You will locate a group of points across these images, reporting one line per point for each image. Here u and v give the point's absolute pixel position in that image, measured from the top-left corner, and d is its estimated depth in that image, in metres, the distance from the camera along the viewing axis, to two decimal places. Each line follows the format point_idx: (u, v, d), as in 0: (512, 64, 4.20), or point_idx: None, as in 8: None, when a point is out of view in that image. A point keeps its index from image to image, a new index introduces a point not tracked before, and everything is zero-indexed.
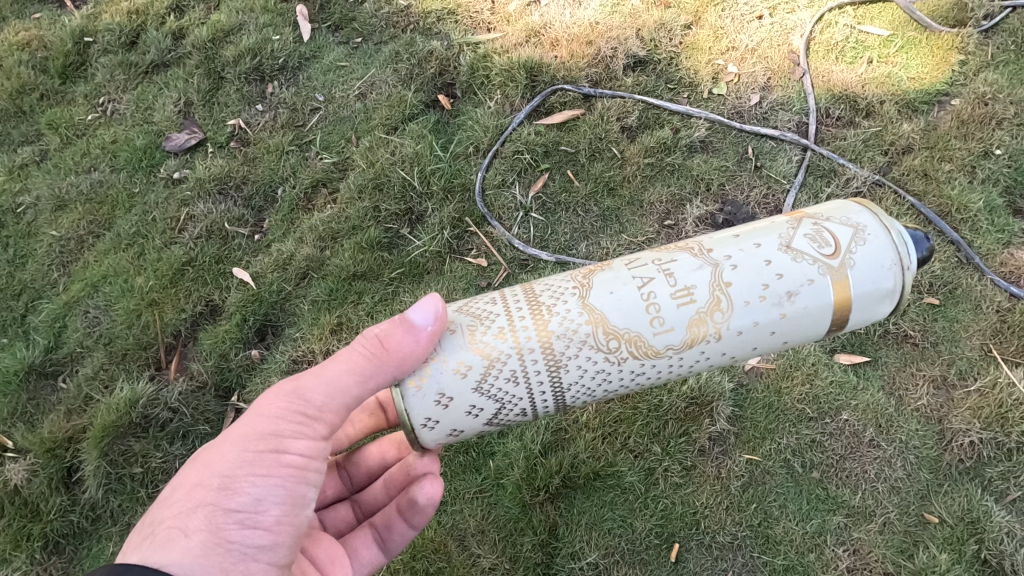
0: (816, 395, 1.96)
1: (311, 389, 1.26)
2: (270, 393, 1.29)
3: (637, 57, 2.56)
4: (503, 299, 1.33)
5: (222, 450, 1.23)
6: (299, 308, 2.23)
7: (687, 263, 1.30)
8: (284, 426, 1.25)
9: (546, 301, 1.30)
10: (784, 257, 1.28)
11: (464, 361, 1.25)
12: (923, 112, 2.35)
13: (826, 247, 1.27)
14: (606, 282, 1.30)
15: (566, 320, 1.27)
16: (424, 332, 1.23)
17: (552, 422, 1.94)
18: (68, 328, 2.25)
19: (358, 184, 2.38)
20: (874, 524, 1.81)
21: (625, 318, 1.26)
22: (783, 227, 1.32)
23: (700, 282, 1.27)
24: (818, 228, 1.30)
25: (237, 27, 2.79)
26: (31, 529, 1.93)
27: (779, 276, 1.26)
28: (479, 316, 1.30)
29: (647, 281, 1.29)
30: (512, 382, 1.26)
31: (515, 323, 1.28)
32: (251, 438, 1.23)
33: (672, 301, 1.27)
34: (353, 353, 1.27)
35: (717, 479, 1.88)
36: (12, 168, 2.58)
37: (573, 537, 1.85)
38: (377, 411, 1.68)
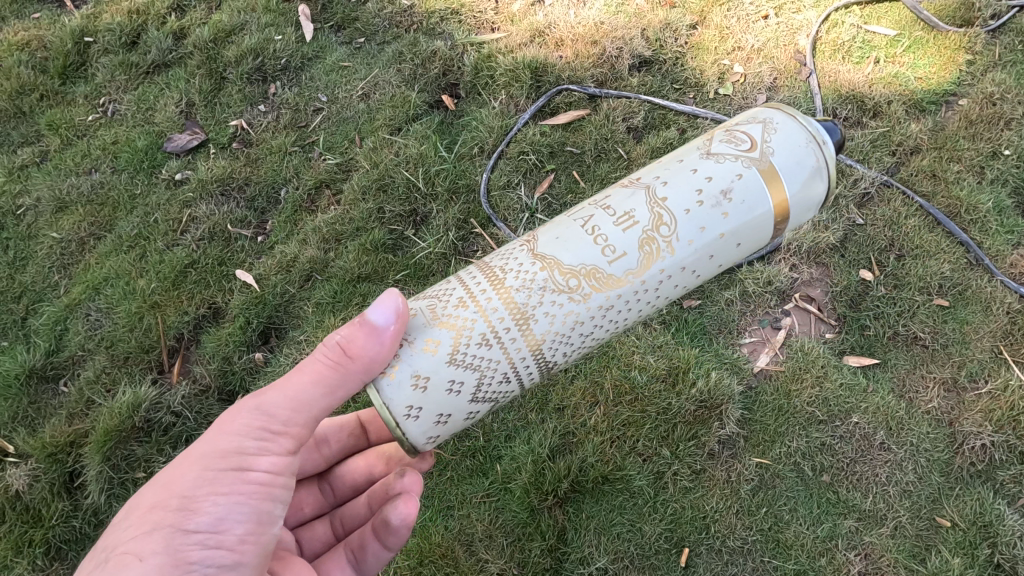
0: (826, 397, 1.94)
1: (275, 403, 1.20)
2: (231, 410, 1.22)
3: (643, 57, 2.54)
4: (457, 276, 1.34)
5: (182, 470, 1.17)
6: (303, 310, 2.21)
7: (620, 195, 1.34)
8: (247, 442, 1.18)
9: (497, 265, 1.31)
10: (707, 162, 1.32)
11: (431, 338, 1.22)
12: (930, 113, 2.34)
13: (742, 143, 1.32)
14: (551, 233, 1.33)
15: (521, 273, 1.27)
16: (386, 331, 1.18)
17: (560, 425, 1.93)
18: (70, 330, 2.23)
19: (362, 185, 2.36)
20: (885, 528, 1.80)
21: (577, 256, 1.27)
22: (699, 142, 1.38)
23: (638, 206, 1.30)
24: (730, 132, 1.37)
25: (239, 27, 2.76)
26: (32, 535, 1.90)
27: (708, 179, 1.30)
28: (436, 296, 1.30)
29: (589, 218, 1.31)
30: (485, 346, 1.23)
31: (475, 292, 1.27)
32: (212, 456, 1.17)
33: (617, 228, 1.28)
34: (317, 362, 1.21)
35: (727, 483, 1.86)
36: (12, 169, 2.56)
37: (582, 542, 1.83)
38: (358, 429, 1.70)
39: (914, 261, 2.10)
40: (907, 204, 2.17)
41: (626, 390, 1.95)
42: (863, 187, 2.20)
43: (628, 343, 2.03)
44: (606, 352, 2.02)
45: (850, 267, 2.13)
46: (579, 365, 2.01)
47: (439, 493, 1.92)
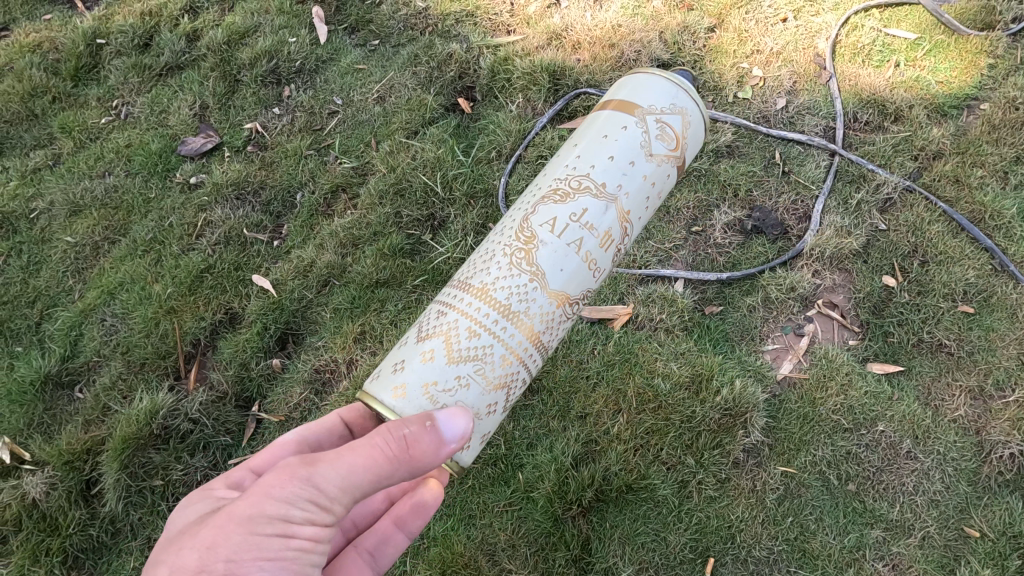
0: (852, 405, 1.92)
1: (325, 477, 1.16)
2: (279, 469, 1.18)
3: (661, 60, 2.52)
4: (479, 326, 1.39)
5: (226, 531, 1.15)
6: (320, 316, 2.19)
7: (595, 208, 1.45)
8: (293, 512, 1.15)
9: (518, 308, 1.40)
10: (651, 167, 1.49)
11: (490, 401, 1.40)
12: (952, 117, 2.31)
13: (671, 142, 1.51)
14: (552, 264, 1.42)
15: (543, 315, 1.43)
16: (447, 447, 1.23)
17: (582, 433, 1.92)
18: (85, 336, 2.21)
19: (379, 189, 2.34)
20: (913, 538, 1.78)
21: (578, 284, 1.46)
22: (638, 138, 1.48)
23: (610, 220, 1.46)
24: (659, 123, 1.50)
25: (252, 28, 2.74)
26: (49, 544, 1.89)
27: (653, 185, 1.51)
28: (476, 356, 1.38)
29: (578, 241, 1.43)
30: (521, 383, 1.48)
31: (510, 343, 1.40)
32: (256, 520, 1.14)
33: (600, 248, 1.46)
34: (374, 448, 1.18)
35: (752, 492, 1.85)
36: (25, 173, 2.54)
37: (607, 551, 1.82)
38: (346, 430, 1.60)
39: (938, 267, 2.07)
40: (930, 210, 2.15)
41: (649, 398, 1.93)
42: (886, 192, 2.19)
43: (651, 350, 2.01)
44: (628, 359, 2.00)
45: (872, 273, 2.12)
46: (601, 372, 2.00)
47: (460, 502, 1.90)
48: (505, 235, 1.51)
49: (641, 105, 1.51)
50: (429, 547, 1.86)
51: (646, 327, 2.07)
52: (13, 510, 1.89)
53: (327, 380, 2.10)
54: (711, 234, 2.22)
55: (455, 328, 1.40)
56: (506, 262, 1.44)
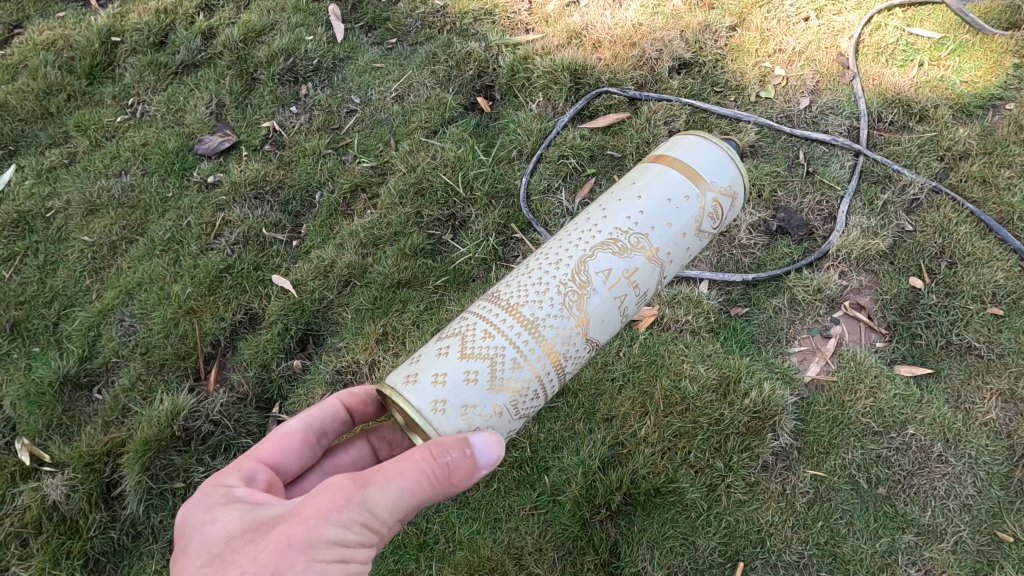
0: (881, 408, 1.90)
1: (379, 503, 1.15)
2: (332, 496, 1.15)
3: (683, 59, 2.49)
4: (523, 359, 1.32)
5: (287, 558, 1.12)
6: (341, 316, 2.16)
7: (645, 269, 1.41)
8: (349, 536, 1.15)
9: (558, 351, 1.36)
10: (696, 240, 1.49)
11: (512, 430, 1.38)
12: (978, 117, 2.29)
13: (718, 221, 1.50)
14: (598, 313, 1.38)
15: (575, 357, 1.40)
16: (483, 468, 1.20)
17: (609, 436, 1.90)
18: (103, 337, 2.19)
19: (399, 189, 2.32)
20: (945, 543, 1.76)
21: (609, 331, 1.44)
22: (698, 212, 1.46)
23: (651, 278, 1.44)
24: (715, 203, 1.48)
25: (268, 27, 2.72)
26: (70, 547, 1.87)
27: (689, 253, 1.50)
28: (516, 389, 1.32)
29: (621, 292, 1.40)
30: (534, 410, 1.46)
31: (544, 382, 1.37)
32: (317, 548, 1.13)
33: (635, 300, 1.44)
34: (421, 471, 1.15)
35: (782, 496, 1.83)
36: (41, 171, 2.51)
37: (636, 556, 1.80)
38: (345, 415, 1.59)
39: (965, 269, 2.05)
40: (958, 211, 2.12)
41: (676, 400, 1.92)
42: (912, 193, 2.16)
43: (677, 352, 1.99)
44: (654, 361, 1.98)
45: (899, 274, 2.09)
46: (628, 374, 1.98)
47: (486, 505, 1.88)
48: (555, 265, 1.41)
49: (706, 179, 1.47)
50: (456, 551, 1.84)
51: (671, 329, 2.05)
52: (34, 512, 1.88)
53: (349, 382, 2.07)
54: (736, 235, 2.18)
55: (501, 356, 1.32)
56: (557, 297, 1.36)
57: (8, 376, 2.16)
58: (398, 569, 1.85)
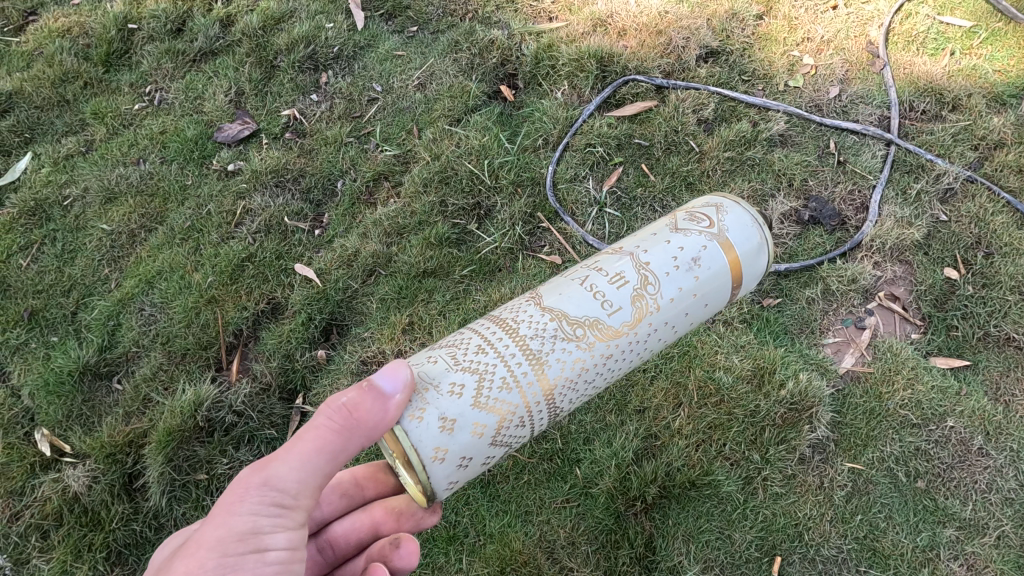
0: (919, 400, 1.85)
1: (282, 475, 1.14)
2: (235, 486, 1.14)
3: (710, 47, 2.45)
4: (488, 344, 1.28)
5: (196, 557, 1.08)
6: (366, 306, 2.13)
7: (609, 260, 1.40)
8: (261, 520, 1.13)
9: (507, 317, 1.35)
10: (677, 235, 1.40)
11: (455, 382, 1.22)
12: (1012, 106, 2.23)
13: (703, 220, 1.42)
14: (554, 290, 1.38)
15: (533, 322, 1.31)
16: (393, 400, 1.15)
17: (642, 427, 1.87)
18: (123, 326, 2.15)
19: (423, 177, 2.28)
20: (988, 537, 1.72)
21: (580, 308, 1.32)
22: (664, 221, 1.47)
23: (626, 267, 1.36)
24: (690, 212, 1.46)
25: (287, 14, 2.68)
26: (92, 539, 1.84)
27: (681, 249, 1.38)
28: (478, 368, 1.23)
29: (585, 278, 1.37)
30: (505, 390, 1.23)
31: (494, 341, 1.29)
32: (226, 540, 1.10)
33: (611, 287, 1.34)
34: (320, 428, 1.15)
35: (819, 489, 1.79)
36: (57, 159, 2.48)
37: (671, 550, 1.76)
38: (354, 488, 1.56)
39: (1003, 259, 2.00)
40: (994, 200, 2.07)
41: (710, 391, 1.89)
42: (947, 182, 2.11)
43: (710, 342, 1.96)
44: (686, 352, 1.95)
45: (934, 264, 2.04)
46: (659, 365, 1.95)
47: (516, 498, 1.85)
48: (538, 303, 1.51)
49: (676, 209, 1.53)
50: (486, 544, 1.81)
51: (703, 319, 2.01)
52: (55, 503, 1.85)
53: (374, 373, 2.03)
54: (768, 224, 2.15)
55: (466, 344, 1.29)
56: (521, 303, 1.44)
57: (26, 365, 2.12)
58: (426, 563, 1.82)
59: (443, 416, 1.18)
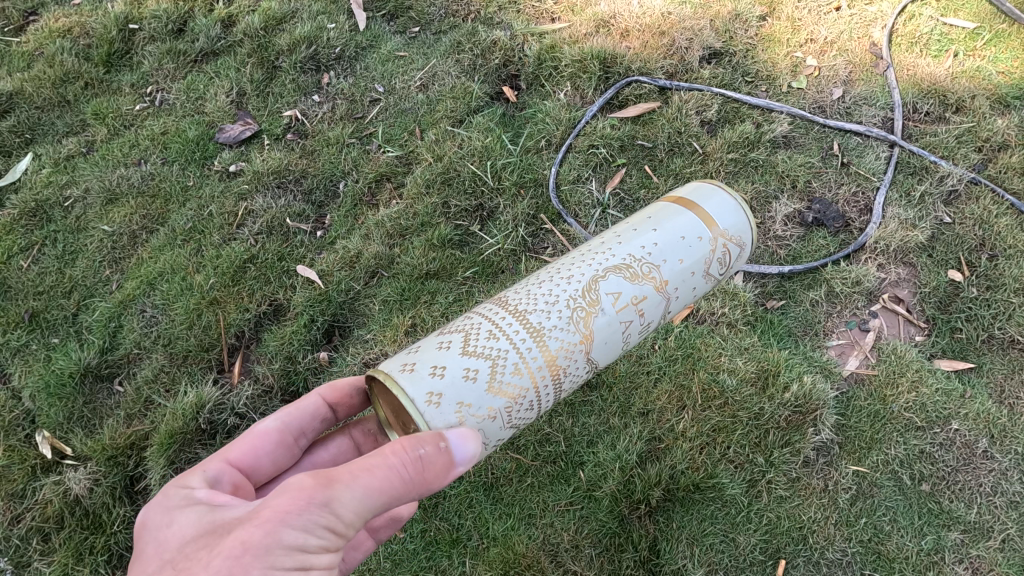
0: (923, 403, 1.85)
1: (345, 503, 1.06)
2: (293, 492, 1.05)
3: (713, 48, 2.44)
4: (538, 401, 1.30)
5: (241, 562, 1.02)
6: (369, 308, 2.12)
7: (652, 304, 1.36)
8: (311, 541, 1.05)
9: (562, 365, 1.29)
10: (702, 282, 1.43)
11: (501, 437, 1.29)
12: (1016, 108, 2.22)
13: (726, 267, 1.46)
14: (602, 334, 1.32)
15: (575, 375, 1.33)
16: (458, 470, 1.13)
17: (646, 430, 1.87)
18: (124, 328, 2.14)
19: (425, 178, 2.27)
20: (992, 541, 1.72)
21: (608, 357, 1.38)
22: (707, 251, 1.40)
23: (655, 315, 1.40)
24: (727, 249, 1.43)
25: (289, 14, 2.67)
26: (94, 542, 1.83)
27: (698, 293, 1.46)
28: (519, 424, 1.30)
29: (627, 325, 1.35)
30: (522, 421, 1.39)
31: (541, 394, 1.29)
32: (274, 552, 1.03)
33: (637, 334, 1.39)
34: (391, 469, 1.07)
35: (824, 492, 1.79)
36: (58, 160, 2.47)
37: (675, 553, 1.76)
38: (327, 412, 1.55)
39: (1008, 262, 1.99)
40: (998, 202, 2.07)
41: (714, 394, 1.88)
42: (951, 184, 2.10)
43: (714, 345, 1.96)
44: (690, 354, 1.95)
45: (938, 266, 2.04)
46: (663, 368, 1.94)
47: (520, 501, 1.85)
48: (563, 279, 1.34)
49: (718, 224, 1.42)
50: (489, 547, 1.81)
51: (707, 321, 2.01)
52: (56, 507, 1.85)
53: None
54: (771, 226, 2.15)
55: (521, 398, 1.26)
56: (564, 316, 1.29)
57: (27, 367, 2.12)
58: (431, 566, 1.82)
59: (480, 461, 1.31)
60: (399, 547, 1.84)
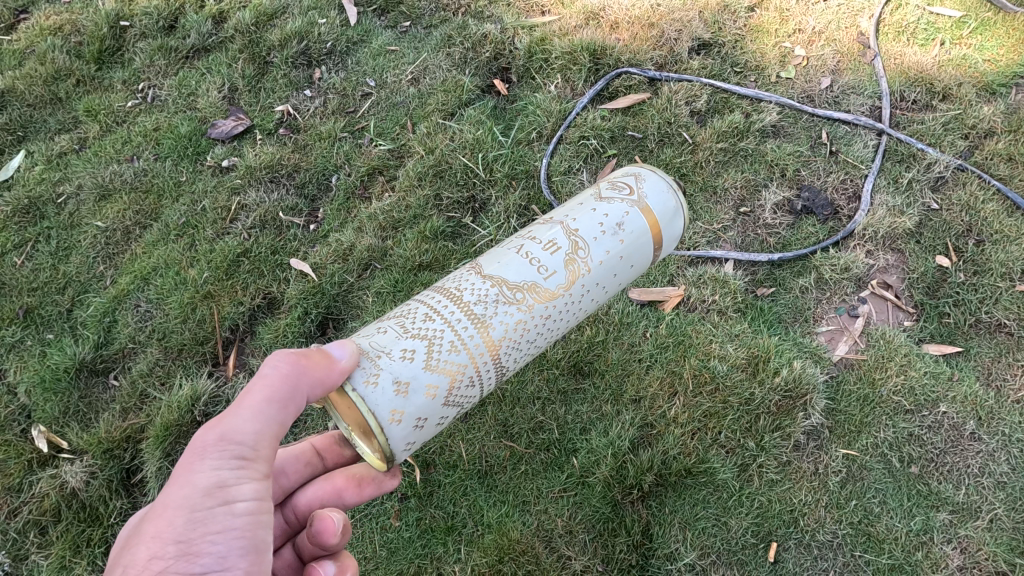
0: (912, 386, 1.87)
1: (239, 431, 1.17)
2: (193, 448, 1.17)
3: (702, 40, 2.46)
4: (434, 312, 1.33)
5: (164, 517, 1.11)
6: (362, 300, 2.13)
7: (541, 229, 1.46)
8: (224, 474, 1.15)
9: (452, 286, 1.39)
10: (600, 201, 1.48)
11: (407, 348, 1.27)
12: (1002, 95, 2.23)
13: (625, 188, 1.49)
14: (494, 259, 1.43)
15: (475, 290, 1.36)
16: (341, 363, 1.21)
17: (638, 417, 1.89)
18: (118, 323, 2.15)
19: (418, 171, 2.28)
20: (980, 521, 1.73)
21: (519, 275, 1.37)
22: (590, 191, 1.54)
23: (557, 234, 1.43)
24: (611, 182, 1.53)
25: (280, 10, 2.68)
26: (90, 534, 1.85)
27: (606, 216, 1.44)
28: (427, 334, 1.30)
29: (520, 246, 1.43)
30: (454, 353, 1.29)
31: (437, 306, 1.35)
32: (193, 497, 1.12)
33: (545, 252, 1.40)
34: (266, 381, 1.20)
35: (814, 475, 1.81)
36: (50, 157, 2.47)
37: (668, 538, 1.78)
38: (315, 457, 1.60)
39: (994, 247, 2.00)
40: (984, 188, 2.08)
41: (705, 380, 1.90)
42: (937, 171, 2.12)
43: (704, 332, 1.99)
44: (681, 342, 1.98)
45: (926, 252, 2.05)
46: (654, 355, 1.97)
47: (513, 488, 1.87)
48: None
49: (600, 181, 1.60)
50: (484, 534, 1.83)
51: (698, 309, 2.04)
52: (53, 500, 1.86)
53: None
54: (761, 215, 2.17)
55: (413, 313, 1.35)
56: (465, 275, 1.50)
57: (22, 363, 2.13)
58: (425, 554, 1.84)
59: (397, 378, 1.23)
60: (395, 535, 1.87)
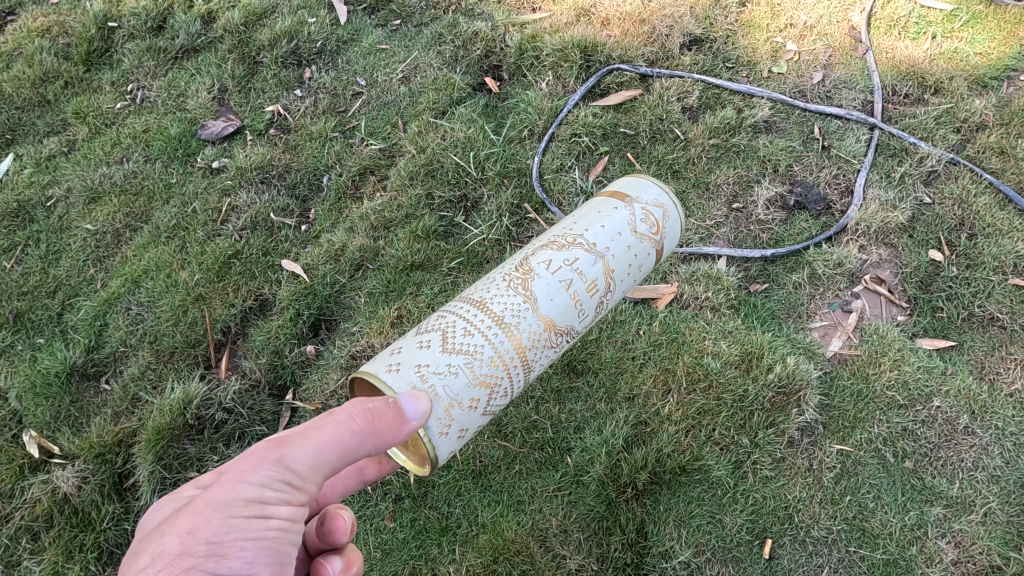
0: (906, 381, 1.86)
1: (297, 459, 1.12)
2: (248, 454, 1.13)
3: (693, 35, 2.45)
4: (500, 359, 1.37)
5: (204, 515, 1.07)
6: (355, 300, 2.12)
7: (587, 261, 1.47)
8: (268, 492, 1.10)
9: (510, 323, 1.39)
10: (635, 239, 1.53)
11: (473, 397, 1.34)
12: (993, 88, 2.23)
13: (655, 227, 1.56)
14: (544, 290, 1.42)
15: (531, 333, 1.40)
16: (409, 424, 1.20)
17: (632, 415, 1.89)
18: (110, 326, 2.14)
19: (409, 170, 2.27)
20: (975, 515, 1.73)
21: (566, 318, 1.45)
22: (626, 214, 1.54)
23: (598, 272, 1.48)
24: (644, 212, 1.55)
25: (269, 10, 2.67)
26: (83, 539, 1.83)
27: (635, 256, 1.54)
28: (490, 383, 1.37)
29: (569, 282, 1.44)
30: (504, 395, 1.42)
31: (498, 347, 1.37)
32: (234, 504, 1.08)
33: (588, 294, 1.47)
34: (339, 424, 1.13)
35: (808, 471, 1.80)
36: (39, 160, 2.46)
37: (663, 535, 1.78)
38: None
39: (987, 240, 2.00)
40: (976, 181, 2.08)
41: (700, 376, 1.90)
42: (930, 165, 2.11)
43: (698, 328, 1.98)
44: (675, 339, 1.97)
45: (919, 247, 2.04)
46: (648, 353, 1.97)
47: (509, 488, 1.87)
48: (503, 267, 1.52)
49: (631, 195, 1.58)
50: (479, 534, 1.83)
51: (691, 306, 2.04)
52: (46, 505, 1.85)
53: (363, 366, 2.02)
54: (753, 210, 2.16)
55: (479, 353, 1.36)
56: (503, 287, 1.45)
57: (12, 368, 2.11)
58: (421, 555, 1.83)
59: (462, 426, 1.34)
60: (389, 536, 1.86)
